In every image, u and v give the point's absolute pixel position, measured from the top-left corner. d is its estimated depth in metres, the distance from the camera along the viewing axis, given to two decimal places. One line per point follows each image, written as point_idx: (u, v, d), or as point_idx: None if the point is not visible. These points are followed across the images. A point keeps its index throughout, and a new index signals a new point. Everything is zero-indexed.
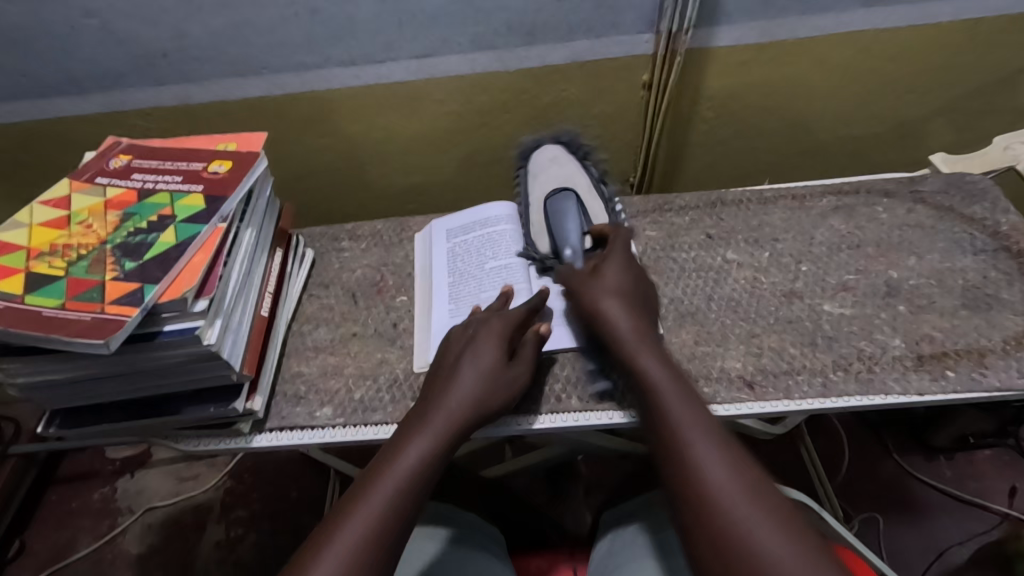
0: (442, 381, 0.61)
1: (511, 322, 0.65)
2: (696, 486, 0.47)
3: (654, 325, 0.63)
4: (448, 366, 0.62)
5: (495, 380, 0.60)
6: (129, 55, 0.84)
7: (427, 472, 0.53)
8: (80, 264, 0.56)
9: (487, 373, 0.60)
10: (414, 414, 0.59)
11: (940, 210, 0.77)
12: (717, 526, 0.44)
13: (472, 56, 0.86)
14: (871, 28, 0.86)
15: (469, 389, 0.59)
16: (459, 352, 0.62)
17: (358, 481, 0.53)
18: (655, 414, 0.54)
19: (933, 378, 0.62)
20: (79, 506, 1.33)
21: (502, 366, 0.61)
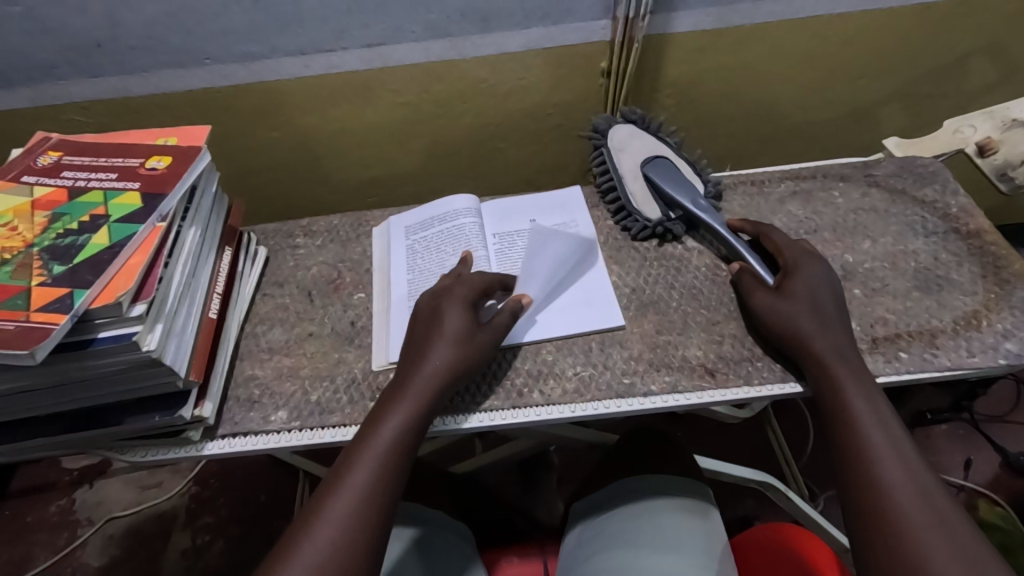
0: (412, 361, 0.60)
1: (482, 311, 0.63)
2: (875, 482, 0.50)
3: (858, 378, 0.57)
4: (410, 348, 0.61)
5: (465, 345, 0.60)
6: (59, 45, 0.79)
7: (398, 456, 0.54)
8: (4, 269, 0.53)
9: (456, 340, 0.60)
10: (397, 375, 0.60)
11: (893, 193, 0.78)
12: (878, 506, 0.49)
13: (426, 43, 0.84)
14: (825, 13, 0.86)
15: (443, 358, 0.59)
16: (428, 315, 0.63)
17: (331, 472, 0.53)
18: (849, 437, 0.53)
19: (886, 360, 0.62)
20: (35, 520, 1.27)
21: (470, 332, 0.61)
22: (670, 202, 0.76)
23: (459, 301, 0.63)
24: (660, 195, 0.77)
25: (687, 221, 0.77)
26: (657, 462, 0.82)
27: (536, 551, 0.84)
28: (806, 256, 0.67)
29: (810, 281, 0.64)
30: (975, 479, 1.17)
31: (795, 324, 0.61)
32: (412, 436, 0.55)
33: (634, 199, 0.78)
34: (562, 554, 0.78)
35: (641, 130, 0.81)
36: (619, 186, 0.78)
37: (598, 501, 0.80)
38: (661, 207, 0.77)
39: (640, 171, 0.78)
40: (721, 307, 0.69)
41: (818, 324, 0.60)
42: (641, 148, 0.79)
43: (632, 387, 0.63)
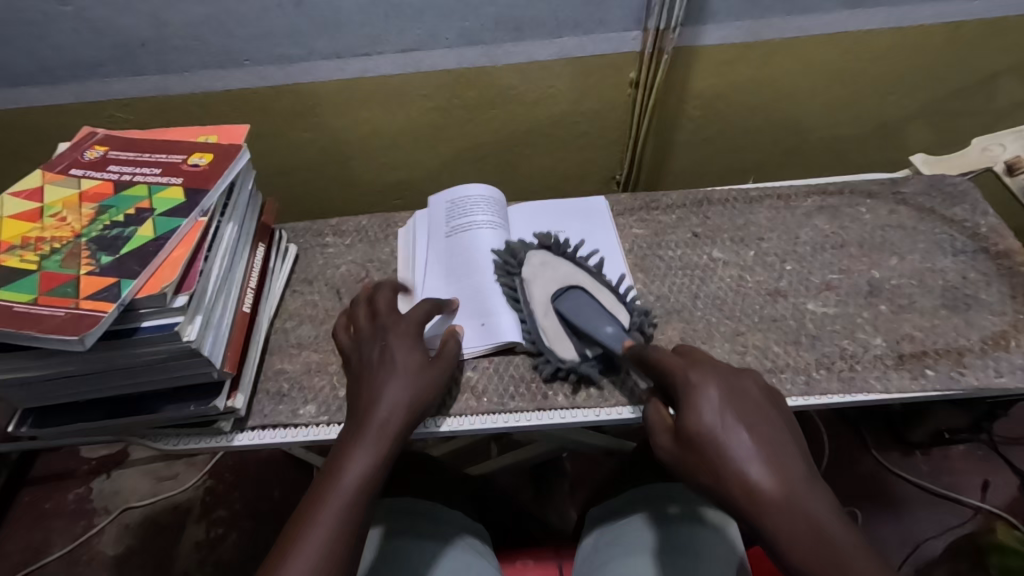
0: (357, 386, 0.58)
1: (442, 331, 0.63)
2: None
3: (809, 510, 0.42)
4: (361, 377, 0.58)
5: (420, 379, 0.58)
6: (104, 44, 0.81)
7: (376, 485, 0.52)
8: (54, 258, 0.54)
9: (411, 374, 0.58)
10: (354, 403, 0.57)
11: (921, 211, 0.79)
12: None
13: (459, 50, 0.85)
14: (854, 30, 0.87)
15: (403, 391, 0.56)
16: (375, 346, 0.59)
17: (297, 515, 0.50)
18: None
19: (912, 377, 0.63)
20: (54, 507, 1.29)
21: (422, 364, 0.59)
22: (584, 336, 0.65)
23: (410, 338, 0.60)
24: (571, 326, 0.66)
25: (606, 360, 0.65)
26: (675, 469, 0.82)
27: (551, 555, 0.84)
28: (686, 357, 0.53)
29: (709, 384, 0.49)
30: (992, 502, 1.16)
31: (708, 459, 0.46)
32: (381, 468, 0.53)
33: (544, 335, 0.67)
34: (578, 557, 0.79)
35: (555, 258, 0.72)
36: (529, 322, 0.67)
37: (617, 507, 0.80)
38: (577, 343, 0.66)
39: (552, 305, 0.68)
40: (745, 318, 0.70)
41: (736, 451, 0.45)
42: (553, 277, 0.70)
43: None
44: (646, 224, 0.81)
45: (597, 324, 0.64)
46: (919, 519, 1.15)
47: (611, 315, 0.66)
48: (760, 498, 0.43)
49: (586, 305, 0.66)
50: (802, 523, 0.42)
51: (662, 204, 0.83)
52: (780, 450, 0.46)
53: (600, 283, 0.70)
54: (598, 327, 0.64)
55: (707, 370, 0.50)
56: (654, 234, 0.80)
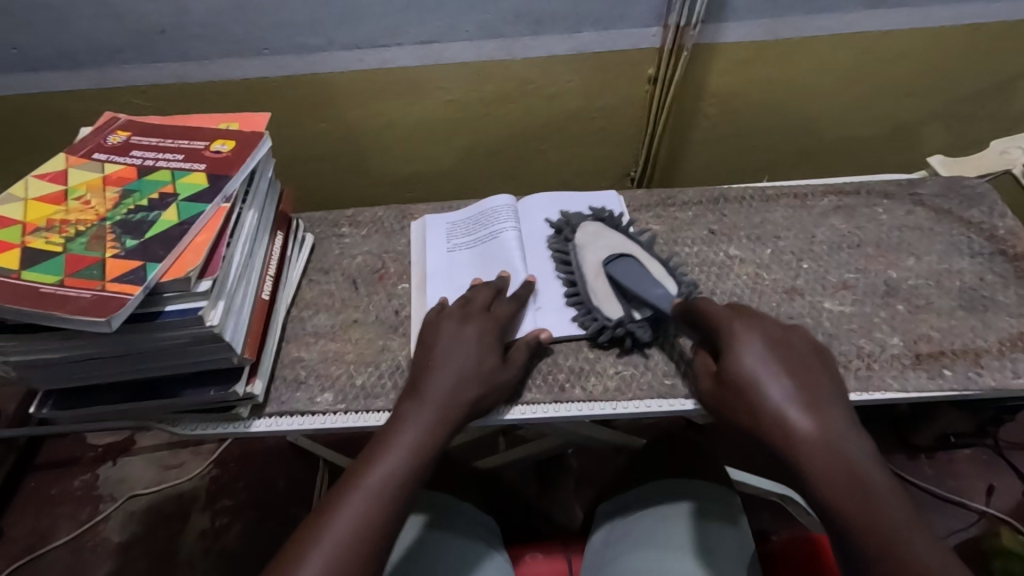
0: (424, 365, 0.60)
1: (502, 319, 0.65)
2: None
3: (845, 449, 0.46)
4: (430, 371, 0.59)
5: (493, 379, 0.60)
6: (125, 30, 0.81)
7: (404, 483, 0.52)
8: (79, 240, 0.55)
9: (486, 375, 0.60)
10: (407, 396, 0.59)
11: (938, 212, 0.79)
12: None
13: (479, 43, 0.85)
14: (874, 30, 0.87)
15: (474, 392, 0.58)
16: (452, 344, 0.61)
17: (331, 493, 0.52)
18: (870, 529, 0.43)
19: (930, 376, 0.63)
20: (59, 493, 1.30)
21: (497, 366, 0.61)
22: (633, 297, 0.67)
23: (490, 339, 0.62)
24: (620, 287, 0.68)
25: (656, 322, 0.67)
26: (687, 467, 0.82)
27: (560, 548, 0.84)
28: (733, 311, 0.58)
29: (751, 338, 0.54)
30: (998, 507, 1.16)
31: (749, 402, 0.51)
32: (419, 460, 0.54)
33: (593, 295, 0.69)
34: (589, 551, 0.79)
35: (608, 229, 0.76)
36: (578, 284, 0.70)
37: (628, 501, 0.81)
38: (624, 305, 0.67)
39: (604, 268, 0.70)
40: (762, 315, 0.70)
41: (778, 395, 0.50)
42: (606, 243, 0.73)
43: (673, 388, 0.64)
44: (662, 221, 0.81)
45: (647, 288, 0.67)
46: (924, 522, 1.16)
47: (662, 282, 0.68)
48: (801, 437, 0.47)
49: (638, 271, 0.68)
50: (837, 461, 0.46)
51: (679, 201, 0.83)
52: (817, 398, 0.50)
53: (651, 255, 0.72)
54: (648, 291, 0.66)
55: (752, 325, 0.55)
56: (670, 230, 0.80)
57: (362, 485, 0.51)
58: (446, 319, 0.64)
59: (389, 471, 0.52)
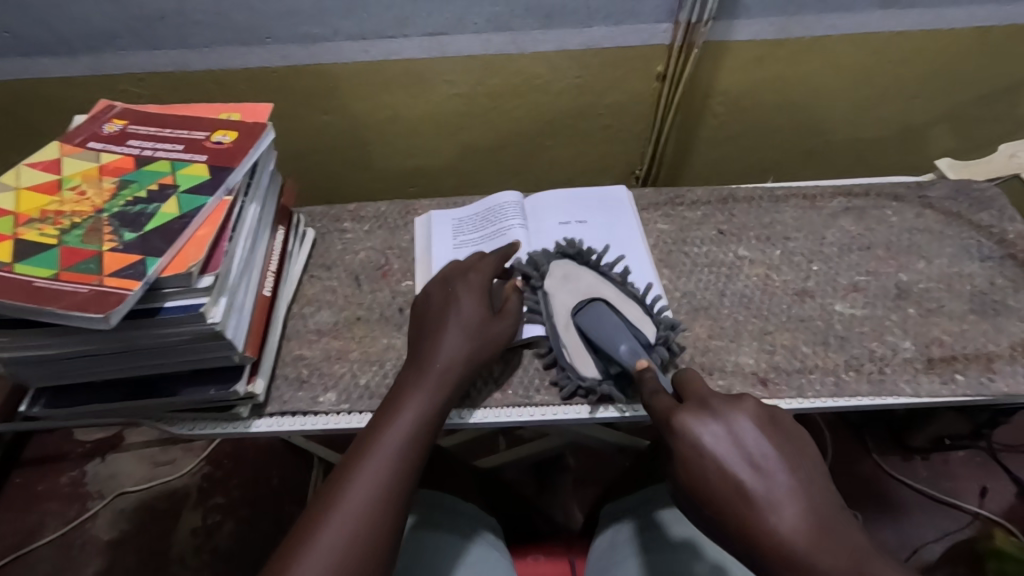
0: (423, 329, 0.62)
1: (485, 272, 0.66)
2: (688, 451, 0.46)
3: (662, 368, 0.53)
4: (425, 331, 0.61)
5: (482, 332, 0.61)
6: (122, 15, 0.79)
7: (409, 458, 0.52)
8: (75, 233, 0.52)
9: (474, 329, 0.61)
10: (408, 364, 0.60)
11: (948, 215, 0.78)
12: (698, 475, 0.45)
13: (487, 35, 0.84)
14: (886, 31, 0.86)
15: (460, 345, 0.60)
16: (441, 303, 0.63)
17: (331, 481, 0.51)
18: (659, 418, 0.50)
19: (943, 381, 0.62)
20: (47, 489, 1.27)
21: (487, 320, 0.62)
22: (605, 353, 0.62)
23: (476, 292, 0.63)
24: (591, 341, 0.63)
25: (621, 376, 0.62)
26: None
27: (562, 551, 0.83)
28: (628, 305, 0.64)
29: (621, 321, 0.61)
30: (992, 509, 1.17)
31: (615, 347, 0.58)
32: (420, 439, 0.54)
33: (555, 331, 0.65)
34: (593, 553, 0.78)
35: (578, 268, 0.70)
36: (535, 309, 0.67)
37: (636, 503, 0.79)
38: (596, 361, 0.63)
39: (570, 312, 0.66)
40: (773, 317, 0.69)
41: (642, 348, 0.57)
42: (577, 288, 0.68)
43: None
44: (670, 220, 0.80)
45: (607, 328, 0.62)
46: (919, 524, 1.16)
47: (635, 330, 0.63)
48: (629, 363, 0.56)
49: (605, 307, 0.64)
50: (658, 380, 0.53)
51: (687, 200, 0.82)
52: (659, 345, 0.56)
53: (629, 298, 0.67)
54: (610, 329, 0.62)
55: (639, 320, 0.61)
56: (679, 230, 0.79)
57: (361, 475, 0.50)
58: (435, 283, 0.65)
59: (369, 486, 0.50)
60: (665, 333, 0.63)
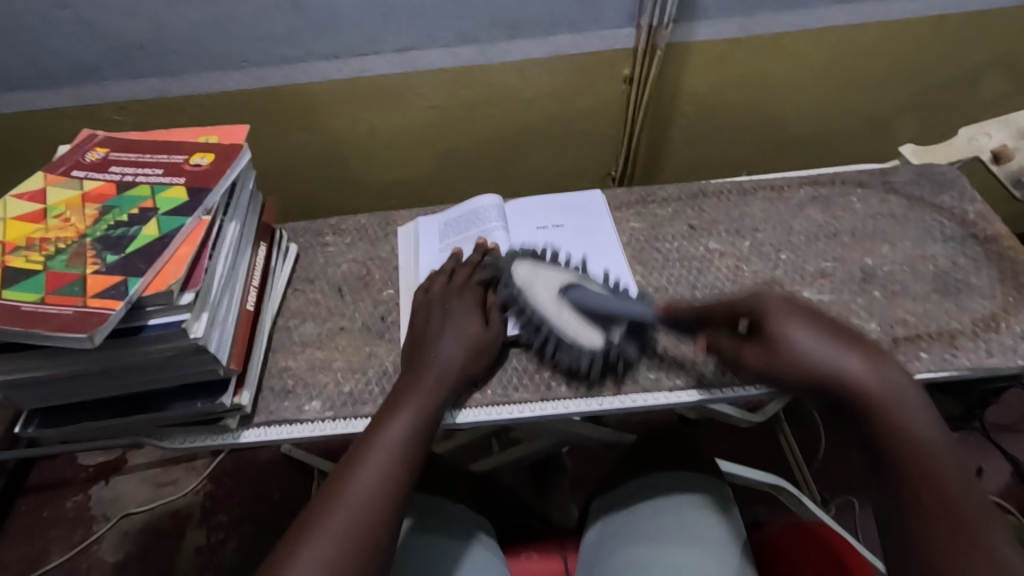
0: (418, 346, 0.65)
1: (480, 290, 0.69)
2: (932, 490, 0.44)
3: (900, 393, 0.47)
4: (422, 347, 0.64)
5: (477, 346, 0.64)
6: (103, 47, 0.82)
7: (406, 456, 0.55)
8: (59, 258, 0.55)
9: (470, 342, 0.64)
10: (401, 378, 0.62)
11: (912, 200, 0.80)
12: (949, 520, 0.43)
13: (455, 49, 0.86)
14: (844, 24, 0.89)
15: (455, 359, 0.63)
16: (438, 321, 0.66)
17: (332, 478, 0.54)
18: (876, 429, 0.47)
19: (907, 359, 0.64)
20: (51, 515, 1.28)
21: (482, 334, 0.65)
22: (611, 320, 0.64)
23: (469, 310, 0.66)
24: (592, 314, 0.64)
25: (638, 335, 0.65)
26: (676, 460, 0.83)
27: (556, 547, 0.84)
28: (789, 303, 0.52)
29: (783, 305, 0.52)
30: (985, 488, 1.18)
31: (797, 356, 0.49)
32: (415, 439, 0.57)
33: (562, 325, 0.65)
34: (583, 549, 0.79)
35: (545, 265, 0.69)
36: (542, 320, 0.65)
37: (618, 498, 0.81)
38: (603, 329, 0.64)
39: (565, 298, 0.66)
40: None
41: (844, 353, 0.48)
42: (548, 278, 0.68)
43: (658, 382, 0.65)
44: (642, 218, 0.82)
45: (603, 300, 0.64)
46: None
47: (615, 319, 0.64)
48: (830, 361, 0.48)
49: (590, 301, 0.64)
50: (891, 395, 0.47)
51: (658, 197, 0.85)
52: (840, 334, 0.50)
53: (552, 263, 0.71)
54: (607, 300, 0.64)
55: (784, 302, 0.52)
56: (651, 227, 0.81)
57: (363, 468, 0.53)
58: (429, 301, 0.68)
59: (374, 478, 0.53)
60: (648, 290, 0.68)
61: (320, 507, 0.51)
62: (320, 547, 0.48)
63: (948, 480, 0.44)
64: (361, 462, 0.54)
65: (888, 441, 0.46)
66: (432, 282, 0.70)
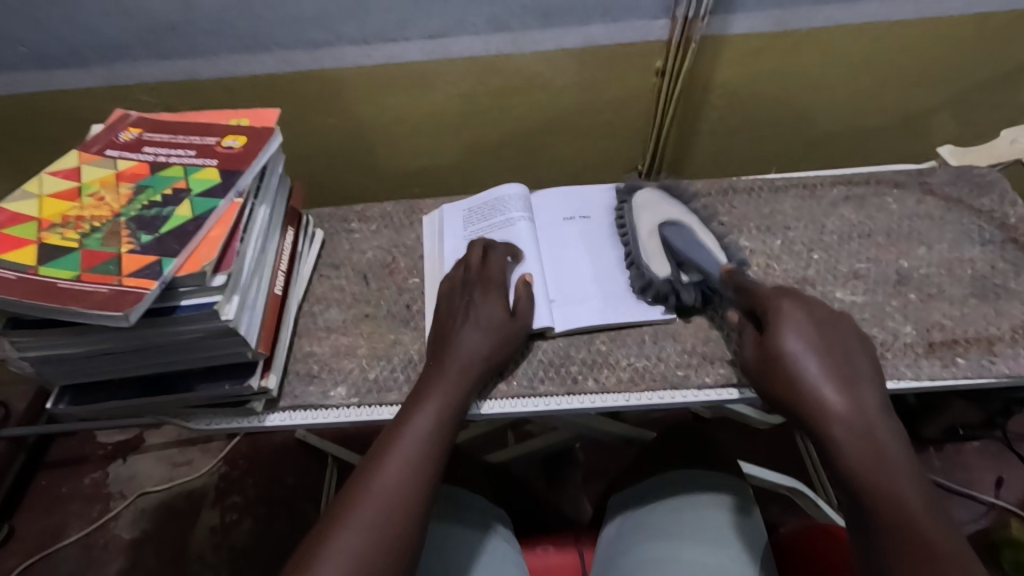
0: (442, 335, 0.64)
1: (503, 278, 0.67)
2: (912, 548, 0.44)
3: (896, 455, 0.49)
4: (445, 339, 0.63)
5: (500, 334, 0.63)
6: (135, 27, 0.82)
7: (431, 451, 0.55)
8: (94, 236, 0.55)
9: (493, 329, 0.63)
10: (425, 372, 0.61)
11: (949, 201, 0.78)
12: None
13: (486, 37, 0.85)
14: (885, 20, 0.86)
15: (477, 349, 0.61)
16: (461, 310, 0.65)
17: (359, 473, 0.53)
18: (861, 484, 0.48)
19: (943, 364, 0.63)
20: (70, 491, 1.30)
21: (506, 322, 0.64)
22: (684, 262, 0.69)
23: (489, 299, 0.65)
24: (672, 252, 0.70)
25: (704, 290, 0.68)
26: (696, 458, 0.82)
27: (572, 541, 0.84)
28: (807, 325, 0.55)
29: (796, 329, 0.55)
30: (1006, 498, 1.16)
31: (791, 377, 0.53)
32: (440, 435, 0.56)
33: (644, 254, 0.71)
34: (600, 544, 0.79)
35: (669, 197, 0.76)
36: (632, 244, 0.73)
37: (638, 495, 0.81)
38: (672, 266, 0.69)
39: (655, 230, 0.72)
40: None
41: (837, 390, 0.52)
42: (660, 211, 0.74)
43: (686, 379, 0.64)
44: None
45: (697, 246, 0.69)
46: None
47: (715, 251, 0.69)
48: (827, 404, 0.51)
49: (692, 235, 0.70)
50: (875, 454, 0.48)
51: (688, 192, 0.83)
52: (850, 374, 0.53)
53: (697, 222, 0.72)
54: (699, 245, 0.69)
55: (800, 313, 0.56)
56: None
57: (391, 463, 0.53)
58: (450, 292, 0.67)
59: (399, 473, 0.52)
60: (664, 288, 0.68)
61: (346, 501, 0.51)
62: (347, 542, 0.48)
63: (939, 549, 0.43)
64: (387, 457, 0.53)
65: (866, 495, 0.47)
66: (453, 274, 0.69)
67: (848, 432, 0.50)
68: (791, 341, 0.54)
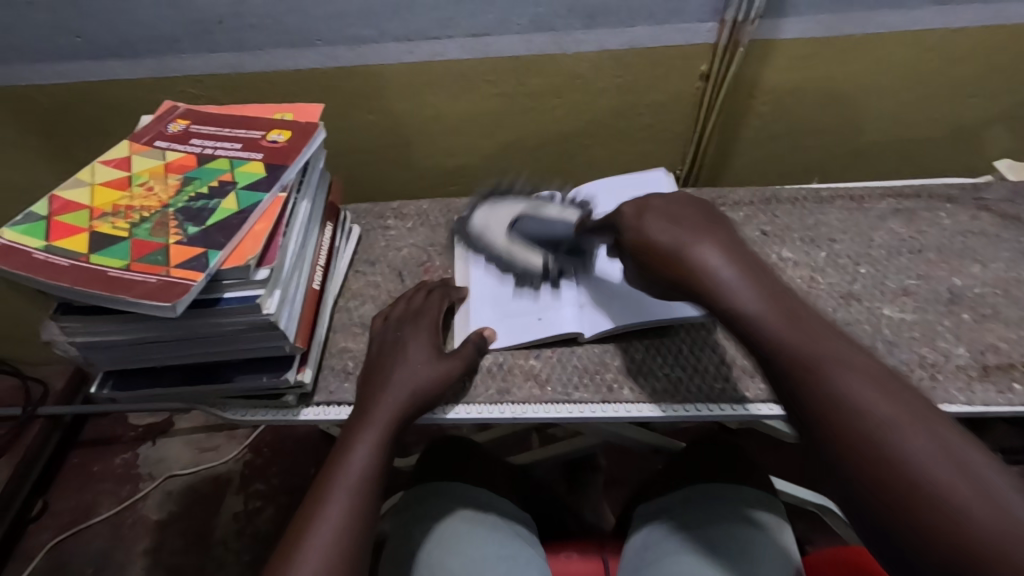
0: (373, 370, 0.62)
1: (433, 318, 0.67)
2: (827, 389, 0.43)
3: (786, 304, 0.49)
4: (376, 375, 0.62)
5: (431, 370, 0.61)
6: (185, 20, 0.83)
7: (371, 481, 0.54)
8: (143, 226, 0.56)
9: (421, 367, 0.61)
10: (357, 405, 0.60)
11: (1005, 218, 0.75)
12: (842, 409, 0.42)
13: (529, 36, 0.85)
14: (943, 27, 0.83)
15: (407, 384, 0.60)
16: (390, 349, 0.64)
17: (304, 509, 0.53)
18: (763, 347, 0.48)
19: (998, 390, 0.60)
20: (102, 470, 1.34)
21: (434, 360, 0.62)
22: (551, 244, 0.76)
23: (419, 340, 0.64)
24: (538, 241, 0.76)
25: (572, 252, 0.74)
26: (728, 471, 0.80)
27: (596, 548, 0.83)
28: (668, 210, 0.56)
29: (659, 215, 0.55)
30: None
31: (674, 264, 0.53)
32: (378, 464, 0.55)
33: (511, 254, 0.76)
34: (626, 554, 0.78)
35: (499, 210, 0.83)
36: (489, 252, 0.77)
37: (666, 506, 0.79)
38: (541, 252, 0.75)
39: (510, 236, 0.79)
40: None
41: (720, 257, 0.52)
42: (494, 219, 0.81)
43: (724, 391, 0.63)
44: None
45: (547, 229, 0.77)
46: None
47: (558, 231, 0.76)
48: (706, 280, 0.51)
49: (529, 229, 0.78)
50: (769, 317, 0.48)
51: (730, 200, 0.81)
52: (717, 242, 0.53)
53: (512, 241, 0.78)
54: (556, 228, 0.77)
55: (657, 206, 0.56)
56: None
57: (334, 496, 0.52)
58: (386, 331, 0.66)
59: (342, 506, 0.52)
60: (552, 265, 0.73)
61: (292, 539, 0.50)
62: None
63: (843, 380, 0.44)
64: (328, 491, 0.53)
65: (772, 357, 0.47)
66: (391, 311, 0.68)
67: (741, 303, 0.49)
68: (650, 226, 0.55)
